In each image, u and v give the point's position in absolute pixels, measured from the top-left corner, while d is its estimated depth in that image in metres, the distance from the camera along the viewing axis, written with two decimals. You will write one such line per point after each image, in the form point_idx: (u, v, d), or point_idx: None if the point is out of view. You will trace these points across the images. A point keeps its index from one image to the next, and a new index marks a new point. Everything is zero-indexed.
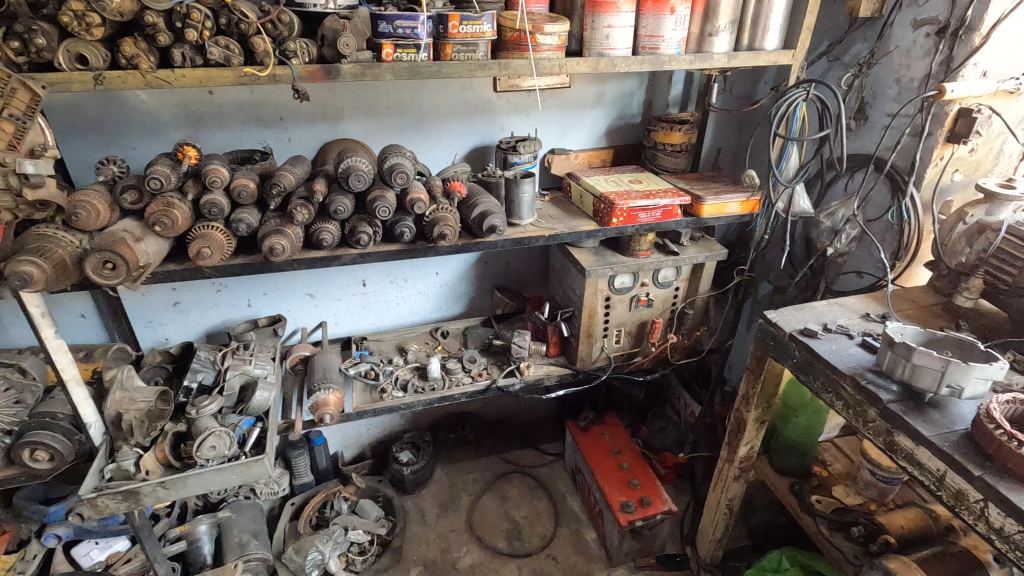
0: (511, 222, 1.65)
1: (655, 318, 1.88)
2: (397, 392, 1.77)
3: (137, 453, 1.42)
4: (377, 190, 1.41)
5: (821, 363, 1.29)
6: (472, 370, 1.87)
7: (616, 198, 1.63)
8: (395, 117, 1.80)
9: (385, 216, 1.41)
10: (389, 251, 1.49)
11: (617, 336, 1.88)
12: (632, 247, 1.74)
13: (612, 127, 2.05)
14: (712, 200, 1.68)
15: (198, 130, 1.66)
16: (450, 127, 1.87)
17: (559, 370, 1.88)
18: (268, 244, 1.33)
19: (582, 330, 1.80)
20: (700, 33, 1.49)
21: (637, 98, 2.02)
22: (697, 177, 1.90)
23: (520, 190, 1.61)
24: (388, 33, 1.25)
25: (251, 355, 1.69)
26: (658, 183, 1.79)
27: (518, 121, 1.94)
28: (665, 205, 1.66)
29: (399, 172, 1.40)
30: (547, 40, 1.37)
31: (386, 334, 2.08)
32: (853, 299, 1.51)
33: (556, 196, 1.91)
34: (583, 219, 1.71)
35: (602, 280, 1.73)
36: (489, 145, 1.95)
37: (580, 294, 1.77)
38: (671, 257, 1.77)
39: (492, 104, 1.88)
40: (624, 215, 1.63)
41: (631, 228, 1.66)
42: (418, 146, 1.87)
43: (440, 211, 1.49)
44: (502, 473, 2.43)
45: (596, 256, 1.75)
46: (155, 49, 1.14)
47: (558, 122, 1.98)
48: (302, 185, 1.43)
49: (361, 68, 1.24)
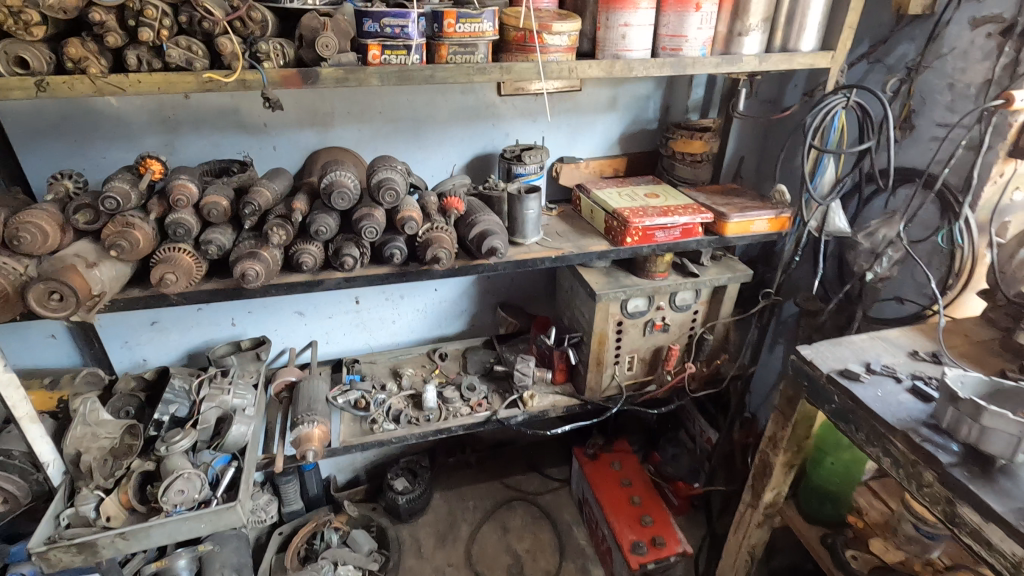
0: (514, 240, 1.49)
1: (670, 343, 1.73)
2: (388, 425, 1.63)
3: (98, 497, 1.27)
4: (365, 208, 1.27)
5: (865, 412, 1.13)
6: (470, 399, 1.72)
7: (630, 215, 1.48)
8: (390, 123, 1.66)
9: (374, 237, 1.27)
10: (378, 275, 1.34)
11: (629, 363, 1.72)
12: (648, 268, 1.58)
13: (626, 133, 1.89)
14: (737, 217, 1.51)
15: (173, 136, 1.51)
16: (450, 133, 1.72)
17: (565, 400, 1.72)
18: (239, 269, 1.18)
19: (591, 358, 1.65)
20: (728, 32, 1.33)
21: (653, 102, 1.86)
22: (720, 189, 1.74)
23: (523, 207, 1.45)
24: (374, 32, 1.11)
25: (230, 383, 1.55)
26: (676, 197, 1.62)
27: (524, 128, 1.78)
28: (684, 223, 1.50)
29: (389, 189, 1.25)
30: (555, 40, 1.21)
31: (380, 355, 1.93)
32: (898, 334, 1.34)
33: (564, 209, 1.76)
34: (594, 238, 1.55)
35: (614, 304, 1.58)
36: (492, 153, 1.80)
37: (590, 319, 1.61)
38: (690, 280, 1.61)
39: (496, 108, 1.72)
40: (639, 234, 1.48)
41: (646, 248, 1.50)
42: (415, 153, 1.72)
43: (435, 231, 1.33)
44: (504, 500, 2.29)
45: (608, 278, 1.59)
46: (107, 51, 1.00)
47: (567, 128, 1.82)
48: (282, 201, 1.29)
49: (344, 73, 1.09)
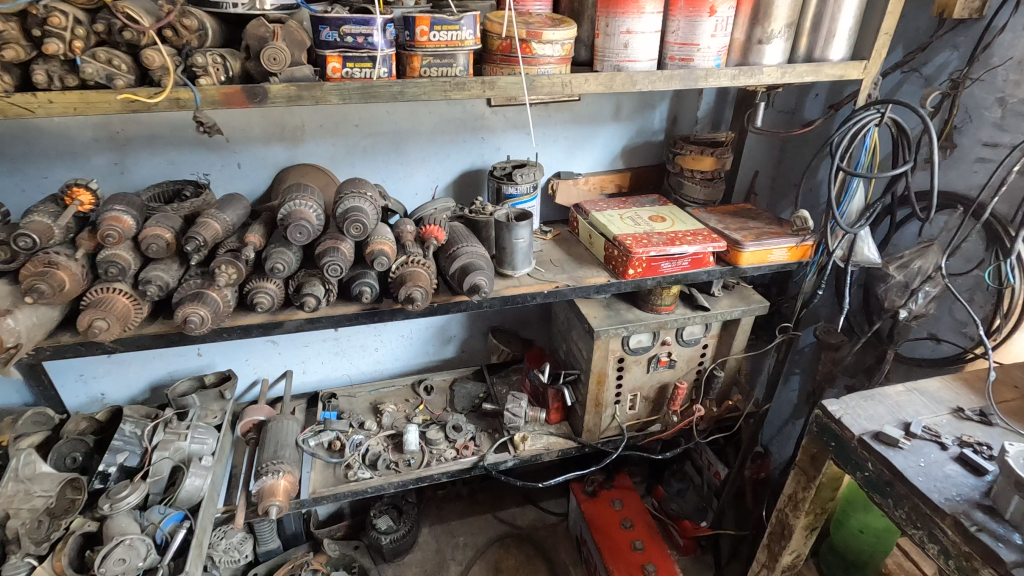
0: (502, 271, 1.32)
1: (677, 380, 1.58)
2: (364, 472, 1.47)
3: (29, 566, 1.12)
4: (329, 241, 1.11)
5: (906, 487, 0.97)
6: (456, 441, 1.56)
7: (633, 244, 1.31)
8: (368, 136, 1.50)
9: (339, 275, 1.11)
10: (347, 313, 1.18)
11: (631, 402, 1.57)
12: (652, 301, 1.41)
13: (630, 146, 1.73)
14: (753, 246, 1.35)
15: (124, 153, 1.35)
16: (435, 148, 1.56)
17: (561, 442, 1.57)
18: (180, 314, 1.03)
19: (589, 399, 1.49)
20: (747, 39, 1.16)
21: (659, 113, 1.69)
22: (733, 211, 1.57)
23: (512, 235, 1.28)
24: (332, 42, 0.95)
25: (188, 427, 1.40)
26: (684, 221, 1.46)
27: (518, 141, 1.62)
28: (694, 252, 1.34)
29: (354, 220, 1.09)
30: (547, 49, 1.05)
31: (360, 387, 1.77)
32: (938, 385, 1.18)
33: (560, 231, 1.60)
34: (593, 268, 1.39)
35: (615, 340, 1.42)
36: (482, 169, 1.64)
37: (587, 357, 1.45)
38: (699, 313, 1.44)
39: (485, 121, 1.56)
40: (644, 265, 1.31)
41: (651, 279, 1.34)
42: (397, 170, 1.56)
43: (411, 265, 1.17)
44: (496, 536, 2.13)
45: (607, 311, 1.43)
46: (11, 65, 0.84)
47: (565, 140, 1.66)
48: (236, 232, 1.13)
49: (297, 90, 0.93)
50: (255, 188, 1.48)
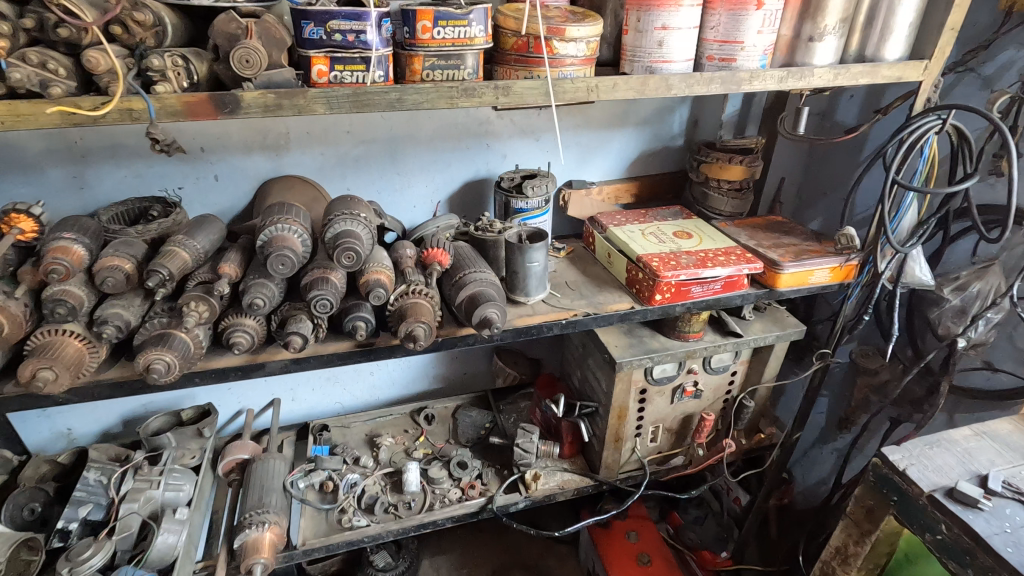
0: (514, 297, 1.17)
1: (703, 411, 1.44)
2: (360, 519, 1.33)
3: None
4: (318, 271, 0.96)
5: (991, 559, 0.84)
6: (461, 480, 1.42)
7: (660, 266, 1.17)
8: (360, 144, 1.35)
9: (329, 309, 0.96)
10: (340, 350, 1.03)
11: (652, 435, 1.44)
12: (680, 328, 1.27)
13: (647, 152, 1.58)
14: (793, 267, 1.21)
15: (84, 166, 1.19)
16: (435, 156, 1.42)
17: (576, 480, 1.43)
18: (142, 361, 0.87)
19: (608, 435, 1.35)
20: (795, 36, 1.03)
21: (680, 115, 1.55)
22: (763, 225, 1.43)
23: (525, 258, 1.13)
24: (317, 40, 0.80)
25: (162, 473, 1.24)
26: (713, 238, 1.32)
27: (525, 147, 1.48)
28: (728, 275, 1.20)
29: (346, 248, 0.93)
30: (570, 48, 0.90)
31: (354, 417, 1.62)
32: (1009, 427, 1.05)
33: (574, 248, 1.45)
34: (614, 291, 1.25)
35: (638, 371, 1.27)
36: (487, 179, 1.49)
37: (607, 389, 1.31)
38: (730, 340, 1.30)
39: (490, 126, 1.41)
40: (673, 289, 1.17)
41: (680, 305, 1.20)
42: (392, 182, 1.42)
43: (412, 296, 1.02)
44: (502, 569, 1.99)
45: (629, 338, 1.29)
46: None
47: (577, 147, 1.51)
48: (208, 261, 0.98)
49: (277, 99, 0.78)
50: (235, 203, 1.33)
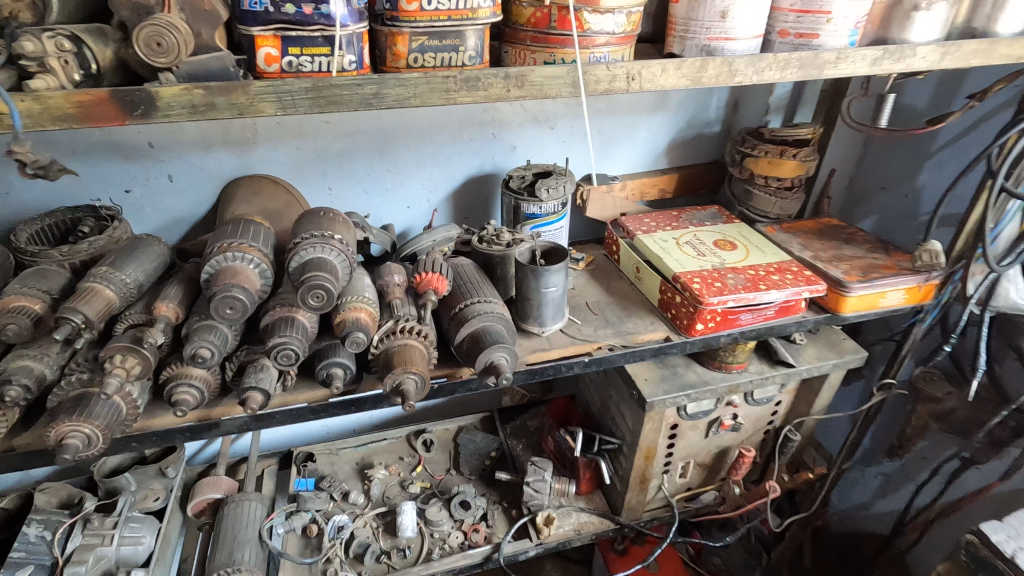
0: (526, 327, 0.97)
1: (740, 445, 1.26)
2: (346, 573, 1.16)
3: None
4: (281, 311, 0.76)
5: None
6: (463, 522, 1.25)
7: (702, 288, 0.97)
8: (343, 136, 1.15)
9: (295, 360, 0.76)
10: (313, 401, 0.84)
11: (682, 470, 1.26)
12: (722, 359, 1.07)
13: (678, 141, 1.36)
14: (861, 288, 1.00)
15: (6, 167, 0.99)
16: (431, 149, 1.21)
17: (595, 522, 1.25)
18: (53, 435, 0.68)
19: (633, 476, 1.17)
20: (892, 3, 0.81)
21: (718, 98, 1.32)
22: (817, 231, 1.22)
23: (541, 283, 0.92)
24: (261, 13, 0.59)
25: (116, 525, 1.08)
26: (762, 250, 1.11)
27: (538, 138, 1.27)
28: (783, 300, 1.00)
29: (314, 287, 0.73)
30: (604, 22, 0.69)
31: (343, 442, 1.45)
32: None
33: (594, 258, 1.24)
34: (644, 317, 1.05)
35: (671, 410, 1.08)
36: (493, 174, 1.29)
37: (633, 428, 1.12)
38: (780, 371, 1.10)
39: (497, 113, 1.21)
40: (718, 317, 0.97)
41: (726, 334, 1.00)
42: (383, 179, 1.22)
43: (400, 337, 0.83)
44: None
45: (661, 369, 1.10)
46: None
47: (599, 136, 1.29)
48: (145, 297, 0.77)
49: (208, 95, 0.57)
50: (195, 207, 1.13)
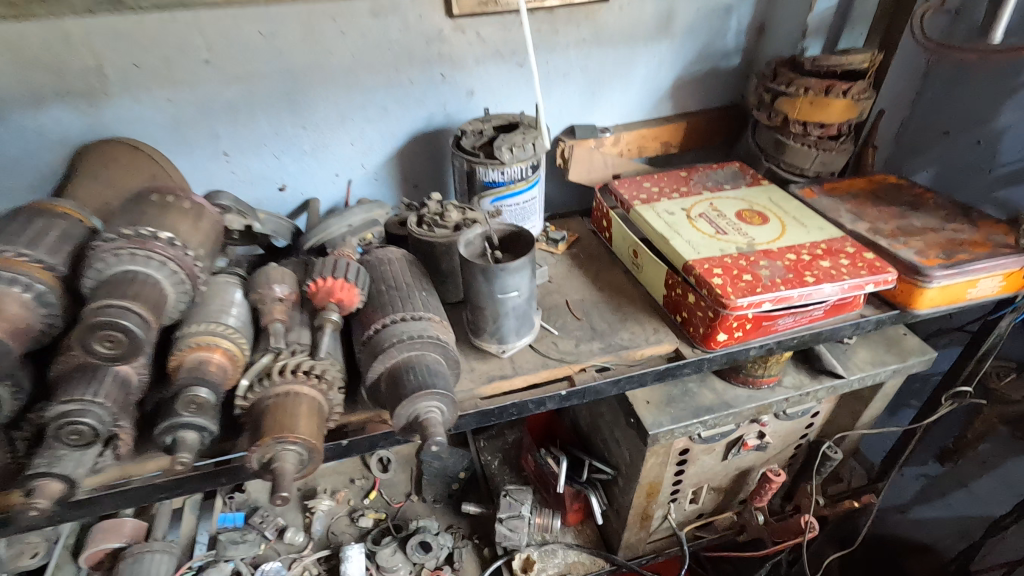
0: (481, 343, 0.70)
1: (765, 465, 1.01)
2: None
3: None
4: (78, 358, 0.49)
5: None
6: (423, 566, 1.02)
7: (726, 285, 0.69)
8: (235, 83, 0.85)
9: (97, 438, 0.49)
10: (168, 470, 0.58)
11: (692, 498, 1.01)
12: (746, 373, 0.81)
13: (687, 79, 1.06)
14: (945, 277, 0.72)
15: None
16: (360, 97, 0.91)
17: (586, 562, 1.02)
18: None
19: (631, 514, 0.93)
20: None
21: (738, 19, 1.01)
22: (870, 193, 0.93)
23: (496, 288, 0.64)
24: None
25: None
26: (801, 224, 0.83)
27: (502, 78, 0.97)
28: (839, 297, 0.72)
29: (106, 326, 0.44)
30: None
31: None
32: None
33: (578, 237, 0.96)
34: (644, 321, 0.77)
35: (680, 439, 0.83)
36: (447, 129, 0.99)
37: (630, 460, 0.87)
38: (823, 384, 0.84)
39: (445, 44, 0.90)
40: (748, 324, 0.70)
41: (757, 345, 0.73)
42: (299, 141, 0.92)
43: (283, 386, 0.55)
44: None
45: (667, 386, 0.83)
46: None
47: (582, 74, 0.99)
48: None
49: None
50: (39, 183, 0.83)
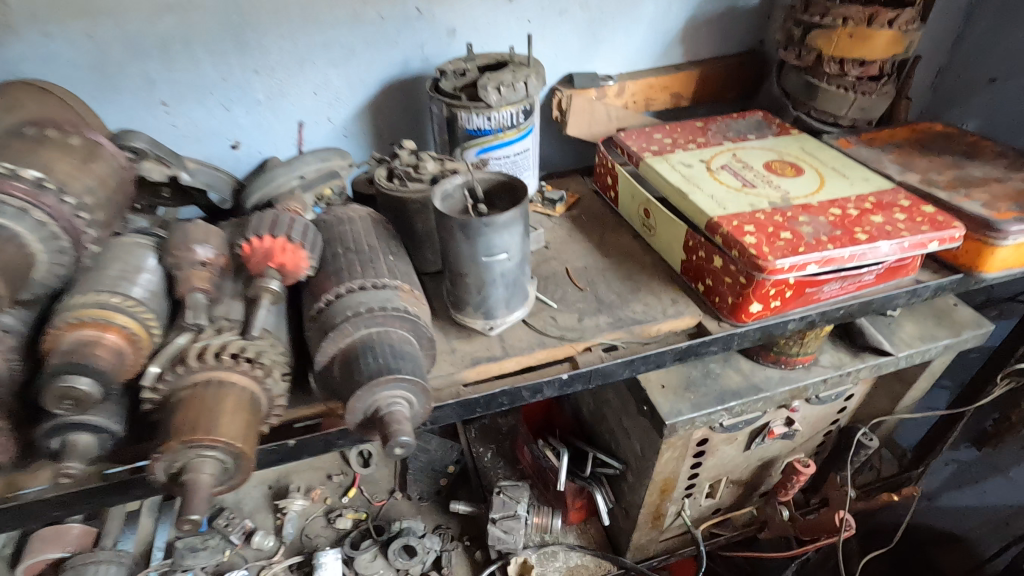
0: (463, 320, 0.58)
1: (791, 455, 0.90)
2: None
3: None
4: None
5: None
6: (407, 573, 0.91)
7: (762, 244, 0.57)
8: (168, 15, 0.71)
9: None
10: (62, 483, 0.45)
11: (709, 493, 0.90)
12: (778, 352, 0.69)
13: (702, 18, 0.92)
14: (1022, 233, 0.60)
15: None
16: (321, 35, 0.78)
17: (591, 565, 0.91)
18: None
19: (643, 514, 0.82)
20: None
21: None
22: (916, 144, 0.81)
23: (479, 248, 0.52)
24: None
25: None
26: (843, 175, 0.70)
27: (489, 15, 0.83)
28: (895, 258, 0.60)
29: None
30: None
31: None
32: None
33: (579, 197, 0.83)
34: (660, 291, 0.65)
35: (700, 430, 0.71)
36: (425, 75, 0.86)
37: (642, 454, 0.76)
38: (866, 363, 0.72)
39: None
40: (788, 292, 0.58)
41: (797, 317, 0.61)
42: (251, 88, 0.79)
43: (200, 373, 0.43)
44: None
45: (685, 367, 0.71)
46: None
47: (582, 11, 0.85)
48: None
49: None
50: None
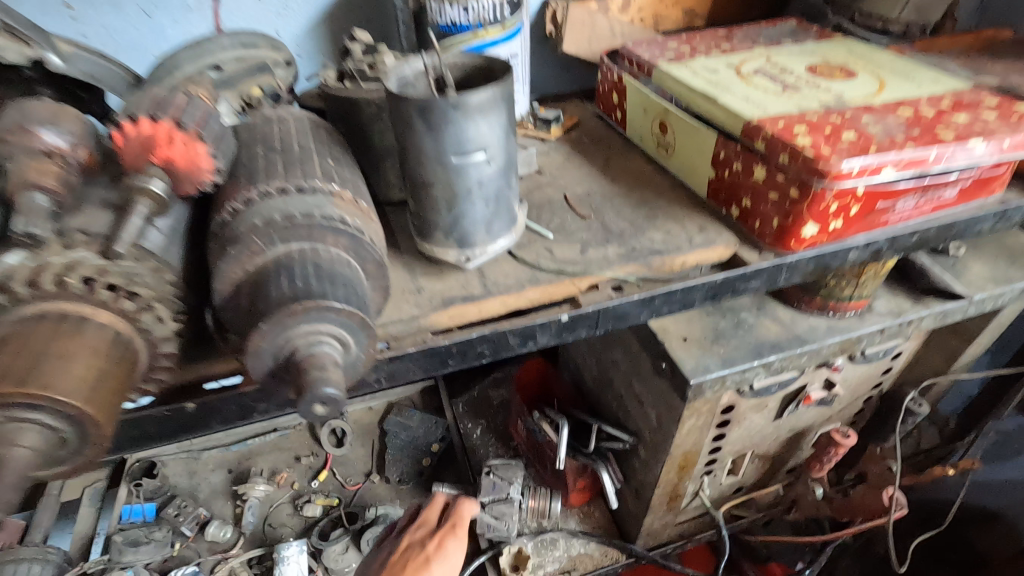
0: (432, 250, 0.44)
1: (826, 425, 0.77)
2: None
3: None
4: None
5: None
6: None
7: (821, 145, 0.43)
8: None
9: None
10: None
11: (732, 470, 0.77)
12: (824, 295, 0.56)
13: None
14: None
15: None
16: None
17: (595, 554, 0.79)
18: None
19: (658, 494, 0.70)
20: None
21: None
22: (984, 50, 0.67)
23: (448, 144, 0.38)
24: None
25: None
26: (907, 77, 0.56)
27: None
28: (987, 165, 0.46)
29: None
30: None
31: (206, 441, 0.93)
32: None
33: (578, 121, 0.69)
34: (683, 219, 0.51)
35: (728, 393, 0.58)
36: None
37: (657, 424, 0.63)
38: (931, 309, 0.59)
39: None
40: (853, 207, 0.44)
41: (860, 244, 0.48)
42: None
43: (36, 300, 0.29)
44: None
45: (711, 317, 0.58)
46: None
47: None
48: None
49: None
50: None
